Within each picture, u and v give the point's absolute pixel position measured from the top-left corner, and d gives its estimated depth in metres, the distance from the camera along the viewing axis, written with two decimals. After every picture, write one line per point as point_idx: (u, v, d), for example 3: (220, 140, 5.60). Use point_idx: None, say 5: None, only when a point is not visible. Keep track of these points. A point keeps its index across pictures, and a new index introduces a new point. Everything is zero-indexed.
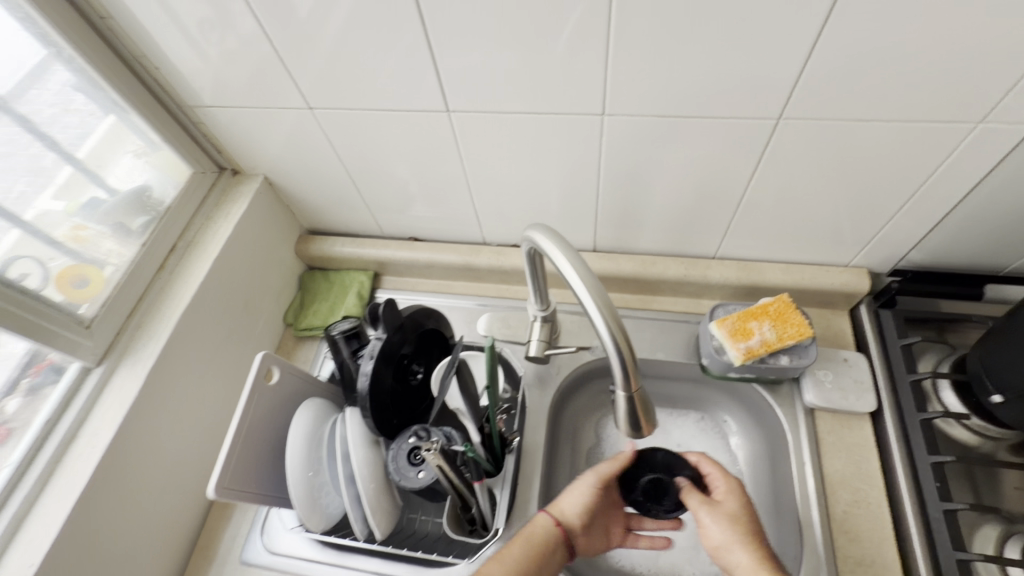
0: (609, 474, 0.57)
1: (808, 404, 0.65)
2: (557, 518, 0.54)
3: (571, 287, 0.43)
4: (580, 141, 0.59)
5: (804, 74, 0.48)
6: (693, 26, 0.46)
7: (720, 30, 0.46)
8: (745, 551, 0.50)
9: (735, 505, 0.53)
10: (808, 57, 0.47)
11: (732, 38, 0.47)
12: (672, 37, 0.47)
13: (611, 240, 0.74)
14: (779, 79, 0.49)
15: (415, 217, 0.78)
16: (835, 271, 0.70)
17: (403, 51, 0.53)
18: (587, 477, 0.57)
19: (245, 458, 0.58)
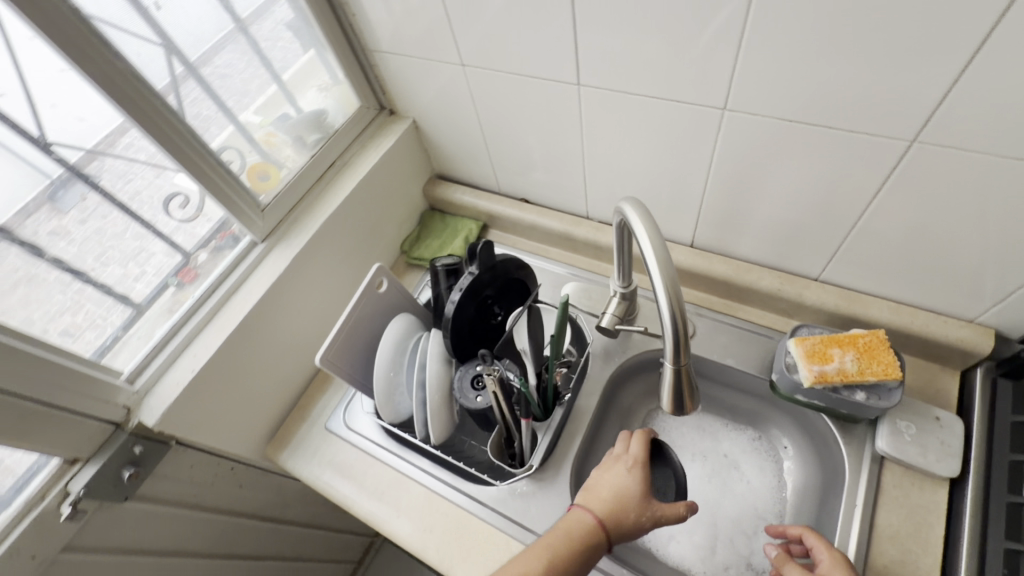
0: (631, 476, 0.58)
1: (878, 450, 0.61)
2: (588, 511, 0.55)
3: (644, 257, 0.46)
4: (700, 132, 0.61)
5: (961, 96, 0.45)
6: (844, 29, 0.45)
7: (872, 37, 0.45)
8: None
9: None
10: (972, 78, 0.44)
11: (885, 47, 0.45)
12: (820, 38, 0.47)
13: (711, 239, 0.74)
14: (930, 98, 0.46)
15: (531, 181, 0.85)
16: (953, 323, 0.64)
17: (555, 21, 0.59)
18: (614, 477, 0.58)
19: (347, 342, 0.70)
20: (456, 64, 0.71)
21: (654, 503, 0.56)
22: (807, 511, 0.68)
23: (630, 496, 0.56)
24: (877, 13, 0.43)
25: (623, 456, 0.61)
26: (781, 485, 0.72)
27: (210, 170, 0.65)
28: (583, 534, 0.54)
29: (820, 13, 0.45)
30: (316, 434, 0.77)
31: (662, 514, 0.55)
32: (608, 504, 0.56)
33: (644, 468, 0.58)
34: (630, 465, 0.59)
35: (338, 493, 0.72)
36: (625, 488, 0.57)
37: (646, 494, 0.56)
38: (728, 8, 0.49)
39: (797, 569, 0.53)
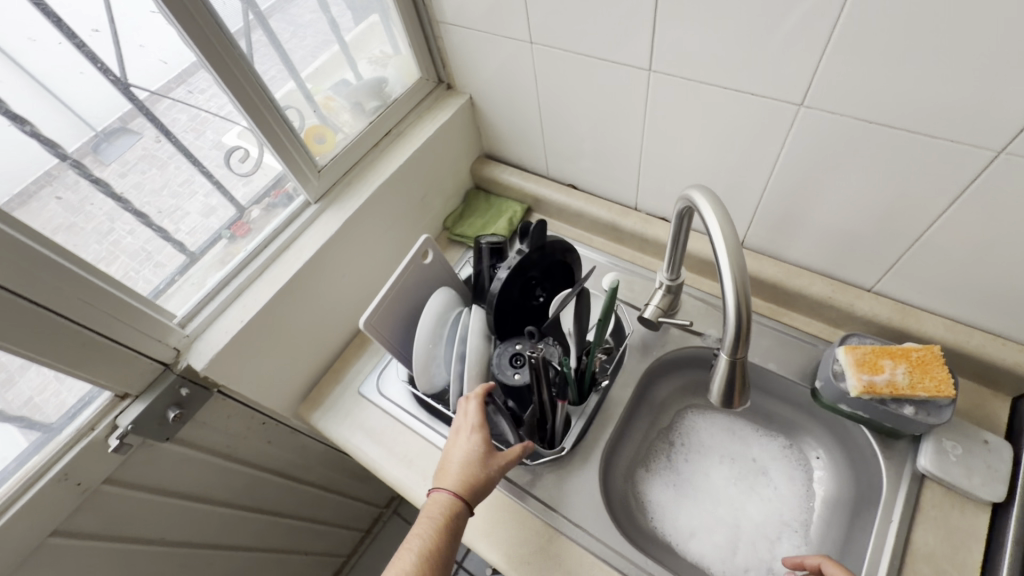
0: (472, 442, 0.61)
1: (919, 468, 0.60)
2: (446, 488, 0.58)
3: (711, 244, 0.46)
4: (770, 128, 0.60)
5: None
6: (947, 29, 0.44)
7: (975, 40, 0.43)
8: None
9: None
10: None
11: (988, 52, 0.43)
12: (918, 37, 0.45)
13: (763, 240, 0.73)
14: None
15: (581, 168, 0.84)
16: (1012, 347, 0.62)
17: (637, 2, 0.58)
18: (458, 449, 0.61)
19: (390, 309, 0.71)
20: (523, 41, 0.71)
21: (494, 456, 0.61)
22: (837, 523, 0.67)
23: (474, 460, 0.60)
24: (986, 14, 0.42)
25: (462, 425, 0.63)
26: (809, 495, 0.71)
27: (276, 127, 0.66)
28: (446, 512, 0.56)
29: (923, 11, 0.44)
30: (349, 398, 0.79)
31: (506, 464, 0.60)
32: (459, 474, 0.59)
33: (479, 429, 0.61)
34: (468, 432, 0.61)
35: (367, 457, 0.73)
36: (469, 455, 0.60)
37: (487, 452, 0.60)
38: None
39: None
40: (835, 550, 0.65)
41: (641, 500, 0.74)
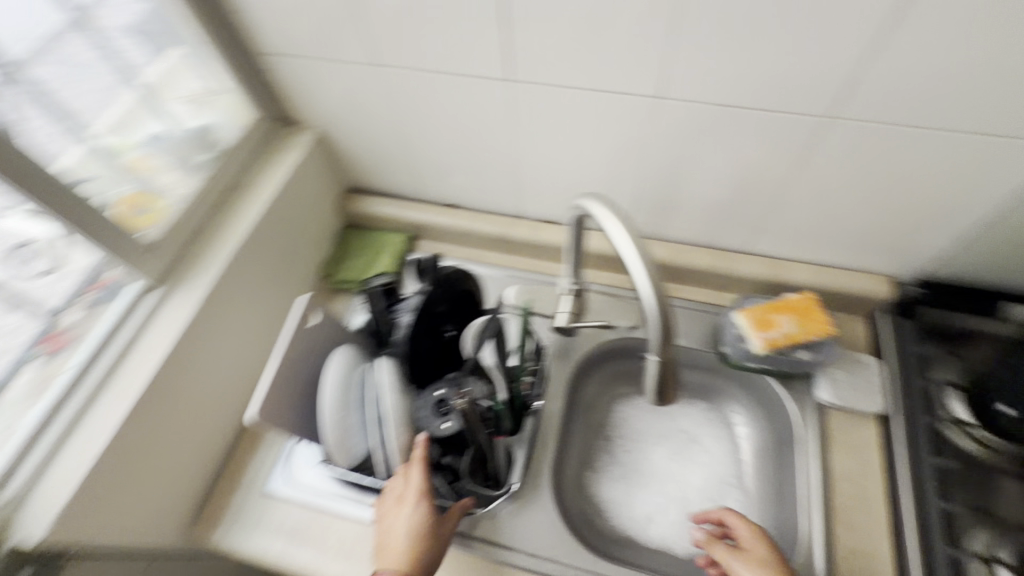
0: (421, 514, 0.55)
1: (819, 401, 0.68)
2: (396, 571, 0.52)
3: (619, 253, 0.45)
4: (633, 122, 0.62)
5: (873, 69, 0.50)
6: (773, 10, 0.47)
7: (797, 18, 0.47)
8: None
9: (764, 552, 0.54)
10: (883, 50, 0.48)
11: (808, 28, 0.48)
12: (750, 19, 0.49)
13: (645, 225, 0.76)
14: (846, 73, 0.50)
15: (457, 185, 0.81)
16: (858, 275, 0.72)
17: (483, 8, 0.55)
18: (404, 522, 0.55)
19: (283, 391, 0.61)
20: (367, 64, 0.65)
21: (443, 523, 0.57)
22: (766, 469, 0.73)
23: (423, 533, 0.55)
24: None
25: (404, 493, 0.57)
26: (737, 449, 0.76)
27: (77, 208, 0.52)
28: None
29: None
30: (256, 501, 0.67)
31: (453, 528, 0.57)
32: (407, 552, 0.54)
33: (428, 497, 0.56)
34: (416, 503, 0.55)
35: (294, 565, 0.62)
36: (417, 528, 0.55)
37: (436, 521, 0.56)
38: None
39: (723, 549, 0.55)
40: (771, 493, 0.70)
41: (596, 504, 0.74)
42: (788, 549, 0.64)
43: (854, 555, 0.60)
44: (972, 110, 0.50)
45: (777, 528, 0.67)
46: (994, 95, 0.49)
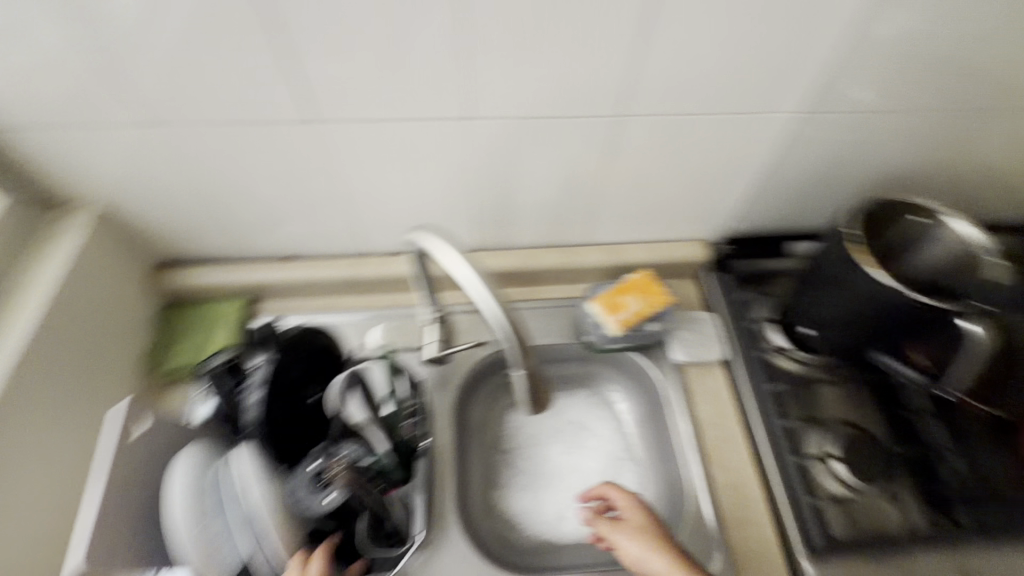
0: None
1: (676, 362, 0.76)
2: None
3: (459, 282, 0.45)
4: (451, 144, 0.62)
5: (645, 70, 0.56)
6: (551, 27, 0.51)
7: (574, 31, 0.52)
8: (660, 556, 0.53)
9: (639, 516, 0.58)
10: (649, 53, 0.54)
11: (585, 40, 0.52)
12: (533, 36, 0.52)
13: (492, 238, 0.78)
14: (625, 75, 0.56)
15: (289, 235, 0.74)
16: (680, 245, 0.82)
17: (266, 49, 0.51)
18: None
19: (114, 525, 0.50)
20: (142, 123, 0.57)
21: None
22: (649, 435, 0.79)
23: None
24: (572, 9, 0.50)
25: None
26: (622, 424, 0.82)
27: None
28: None
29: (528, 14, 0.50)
30: None
31: None
32: None
33: None
34: None
35: None
36: None
37: None
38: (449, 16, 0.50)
39: (607, 524, 0.58)
40: (656, 455, 0.77)
41: (508, 518, 0.74)
42: (681, 502, 0.70)
43: (731, 489, 0.68)
44: (727, 94, 0.59)
45: (669, 486, 0.73)
46: (739, 80, 0.58)
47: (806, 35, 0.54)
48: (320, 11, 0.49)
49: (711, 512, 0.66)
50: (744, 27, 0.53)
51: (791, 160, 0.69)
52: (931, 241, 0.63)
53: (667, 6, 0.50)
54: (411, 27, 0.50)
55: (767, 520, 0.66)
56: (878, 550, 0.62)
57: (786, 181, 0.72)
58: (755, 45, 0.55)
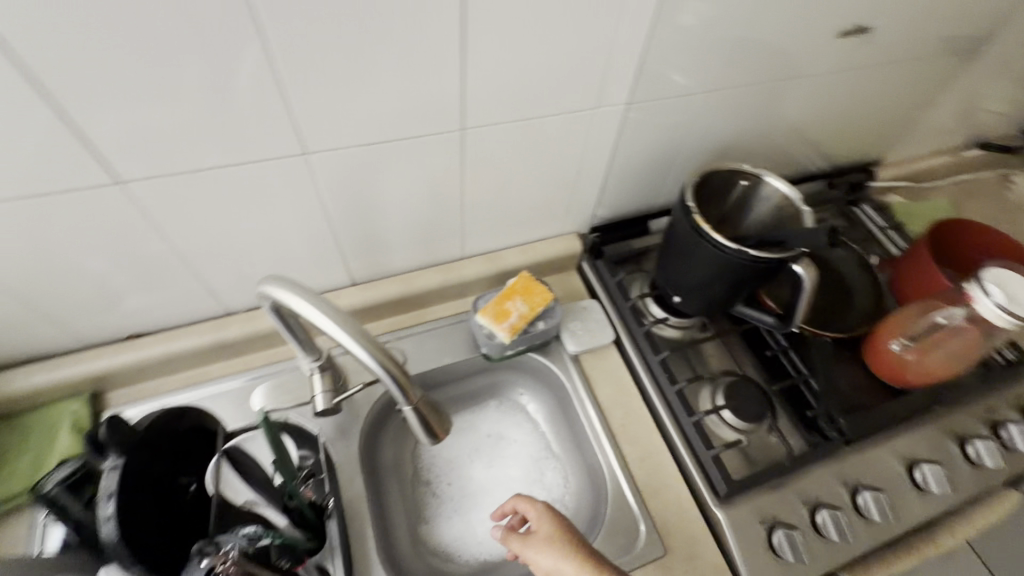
0: None
1: (573, 353, 0.78)
2: None
3: (322, 330, 0.42)
4: (296, 182, 0.58)
5: (484, 82, 0.55)
6: (375, 49, 0.48)
7: (400, 51, 0.49)
8: (569, 563, 0.53)
9: (547, 524, 0.57)
10: (484, 65, 0.53)
11: (414, 59, 0.50)
12: (358, 61, 0.49)
13: (367, 267, 0.74)
14: (464, 90, 0.55)
15: (128, 308, 0.65)
16: (556, 240, 0.84)
17: (36, 112, 0.43)
18: None
19: None
20: None
21: None
22: (563, 428, 0.80)
23: None
24: (393, 30, 0.47)
25: None
26: (536, 424, 0.83)
27: None
28: None
29: (346, 40, 0.47)
30: None
31: None
32: None
33: None
34: None
35: None
36: None
37: None
38: (257, 51, 0.45)
39: (517, 539, 0.58)
40: (572, 446, 0.78)
41: (440, 551, 0.72)
42: (602, 485, 0.72)
43: (643, 461, 0.71)
44: (566, 95, 0.61)
45: (590, 473, 0.75)
46: (575, 80, 0.60)
47: (626, 32, 0.57)
48: (93, 59, 0.41)
49: (629, 488, 0.69)
50: (569, 35, 0.54)
51: (635, 145, 0.74)
52: (760, 200, 0.73)
53: (490, 20, 0.50)
54: (215, 66, 0.45)
55: (679, 481, 0.70)
56: (772, 481, 0.68)
57: (634, 164, 0.78)
58: (584, 47, 0.56)
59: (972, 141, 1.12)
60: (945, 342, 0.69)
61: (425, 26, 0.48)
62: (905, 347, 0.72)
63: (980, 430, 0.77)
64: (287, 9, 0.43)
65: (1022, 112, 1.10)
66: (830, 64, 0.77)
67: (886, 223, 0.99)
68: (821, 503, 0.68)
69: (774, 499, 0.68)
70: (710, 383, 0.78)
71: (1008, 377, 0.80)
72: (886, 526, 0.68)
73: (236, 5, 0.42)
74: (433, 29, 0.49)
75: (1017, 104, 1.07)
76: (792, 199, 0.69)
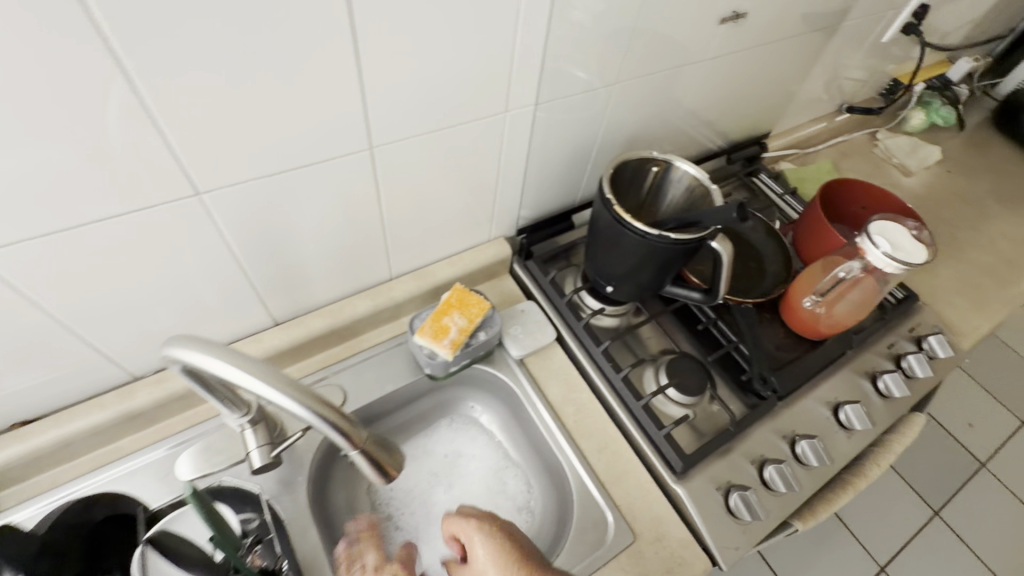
0: None
1: (517, 357, 0.77)
2: None
3: (242, 385, 0.38)
4: (192, 225, 0.52)
5: (389, 93, 0.52)
6: (261, 71, 0.44)
7: (290, 71, 0.45)
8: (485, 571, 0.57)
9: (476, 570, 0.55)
10: (383, 80, 0.51)
11: (308, 78, 0.47)
12: (243, 85, 0.44)
13: (288, 303, 0.69)
14: (369, 106, 0.52)
15: (0, 392, 0.56)
16: (484, 247, 0.84)
17: None
18: None
19: None
20: None
21: None
22: (517, 434, 0.80)
23: None
24: (280, 49, 0.43)
25: None
26: (491, 433, 0.82)
27: None
28: None
29: (229, 65, 0.42)
30: None
31: None
32: None
33: None
34: None
35: None
36: None
37: None
38: (120, 85, 0.39)
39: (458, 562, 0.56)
40: (529, 451, 0.78)
41: None
42: (565, 483, 0.72)
43: (601, 452, 0.72)
44: (475, 101, 0.60)
45: (552, 474, 0.74)
46: (480, 85, 0.58)
47: (527, 31, 0.57)
48: None
49: (592, 480, 0.69)
50: (468, 42, 0.53)
51: (548, 143, 0.75)
52: (672, 183, 0.76)
53: (384, 33, 0.47)
54: (70, 106, 0.39)
55: (639, 465, 0.71)
56: (720, 447, 0.72)
57: (550, 162, 0.78)
58: (487, 49, 0.55)
59: (841, 107, 1.24)
60: (847, 292, 0.75)
61: (316, 39, 0.44)
62: (816, 302, 0.77)
63: (885, 365, 0.86)
64: (151, 36, 0.38)
65: (877, 77, 1.23)
66: (716, 46, 0.81)
67: (783, 190, 1.09)
68: (767, 460, 0.72)
69: (725, 464, 0.71)
70: (651, 364, 0.81)
71: (898, 314, 0.90)
72: (823, 468, 0.74)
73: (86, 35, 0.36)
74: (326, 42, 0.45)
75: (872, 71, 1.20)
76: (700, 179, 0.73)
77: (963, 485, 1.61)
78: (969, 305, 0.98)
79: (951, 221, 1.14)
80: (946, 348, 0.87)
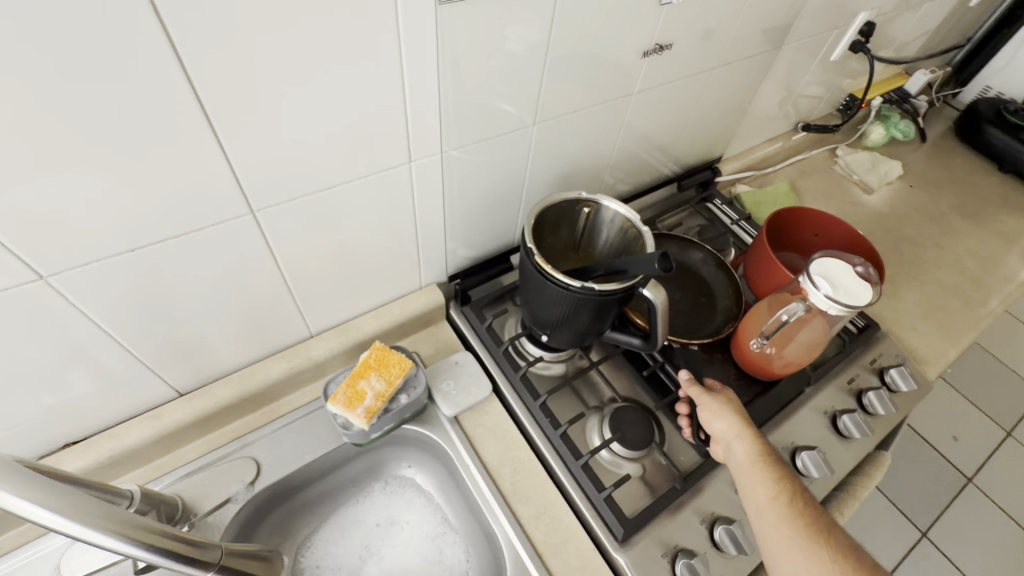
0: None
1: (449, 416, 0.72)
2: None
3: (32, 521, 0.33)
4: (45, 309, 0.47)
5: (262, 154, 0.48)
6: (93, 145, 0.40)
7: (128, 138, 0.41)
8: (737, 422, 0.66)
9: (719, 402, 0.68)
10: (251, 143, 0.47)
11: (154, 147, 0.42)
12: (71, 157, 0.39)
13: (189, 374, 0.64)
14: (238, 169, 0.48)
15: None
16: (414, 295, 0.79)
17: None
18: None
19: None
20: None
21: None
22: (454, 498, 0.74)
23: None
24: (112, 120, 0.39)
25: None
26: (427, 496, 0.76)
27: None
28: None
29: (51, 141, 0.38)
30: None
31: None
32: None
33: None
34: None
35: None
36: None
37: None
38: None
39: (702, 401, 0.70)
40: (466, 516, 0.72)
41: None
42: (500, 554, 0.66)
43: (540, 518, 0.66)
44: (370, 152, 0.55)
45: (488, 542, 0.68)
46: (373, 137, 0.54)
47: (420, 78, 0.53)
48: None
49: (528, 552, 0.63)
50: (346, 95, 0.49)
51: (470, 188, 0.70)
52: (604, 223, 0.72)
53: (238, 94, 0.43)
54: None
55: (580, 531, 0.65)
56: (667, 507, 0.67)
57: (477, 205, 0.74)
58: (375, 99, 0.51)
59: (797, 126, 1.21)
60: (796, 333, 0.70)
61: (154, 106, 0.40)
62: (763, 344, 0.73)
63: (847, 402, 0.81)
64: None
65: (832, 94, 1.20)
66: (649, 78, 0.77)
67: (737, 216, 1.05)
68: (718, 518, 0.67)
69: (673, 525, 0.66)
70: (596, 414, 0.76)
71: (858, 345, 0.86)
72: None
73: None
74: (170, 109, 0.41)
75: (826, 88, 1.17)
76: (632, 221, 0.69)
77: (950, 502, 1.56)
78: (934, 330, 0.94)
79: (913, 239, 1.10)
80: (909, 381, 0.82)
